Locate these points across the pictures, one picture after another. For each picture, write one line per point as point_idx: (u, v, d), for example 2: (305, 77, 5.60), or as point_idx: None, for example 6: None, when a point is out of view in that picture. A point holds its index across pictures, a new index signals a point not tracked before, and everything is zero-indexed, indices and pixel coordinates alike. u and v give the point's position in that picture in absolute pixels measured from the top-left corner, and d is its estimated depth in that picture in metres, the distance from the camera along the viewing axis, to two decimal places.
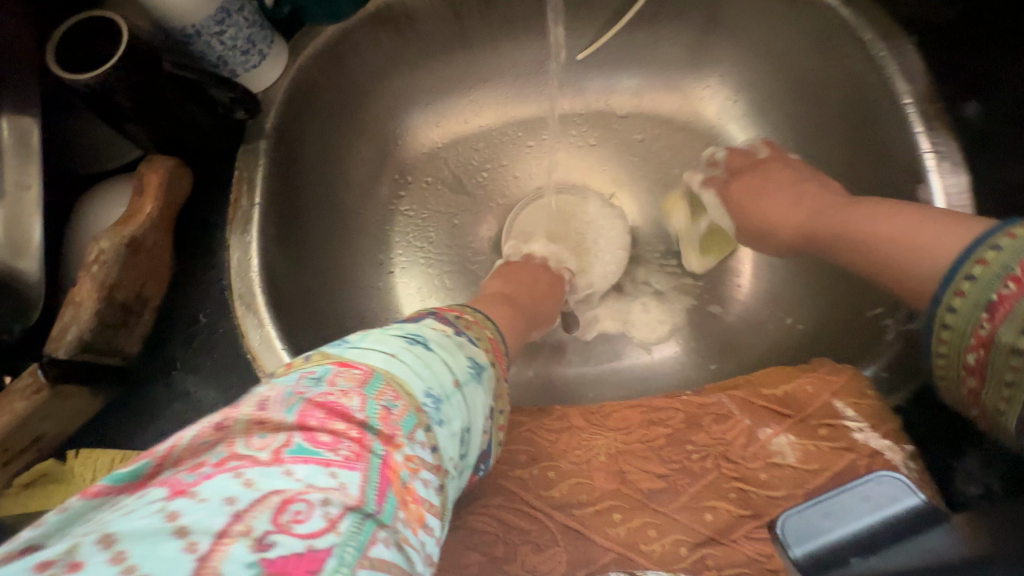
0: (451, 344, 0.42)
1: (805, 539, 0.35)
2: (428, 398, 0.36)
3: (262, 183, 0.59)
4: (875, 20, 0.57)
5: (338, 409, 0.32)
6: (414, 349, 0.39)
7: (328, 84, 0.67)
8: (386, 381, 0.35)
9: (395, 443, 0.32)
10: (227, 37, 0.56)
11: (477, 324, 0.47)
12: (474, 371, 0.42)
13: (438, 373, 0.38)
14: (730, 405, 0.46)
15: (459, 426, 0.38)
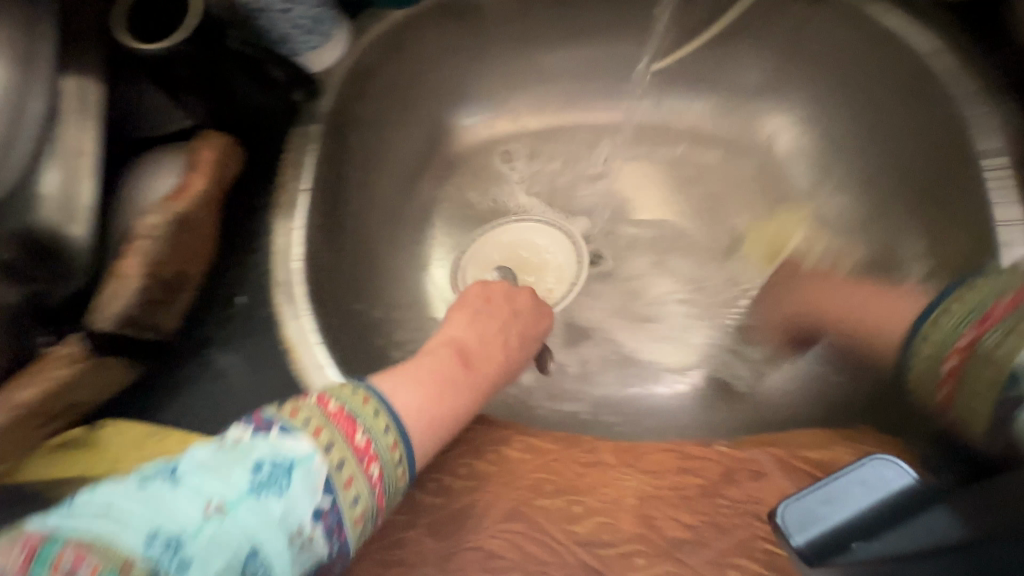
0: (226, 454, 0.33)
1: (805, 528, 0.38)
2: (145, 553, 0.28)
3: (311, 168, 0.58)
4: (971, 71, 0.53)
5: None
6: (153, 484, 0.31)
7: (385, 69, 0.65)
8: (60, 550, 0.27)
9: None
10: (293, 15, 0.55)
11: (314, 403, 0.38)
12: (269, 475, 0.33)
13: (182, 503, 0.30)
14: (770, 465, 0.45)
15: (223, 562, 0.29)
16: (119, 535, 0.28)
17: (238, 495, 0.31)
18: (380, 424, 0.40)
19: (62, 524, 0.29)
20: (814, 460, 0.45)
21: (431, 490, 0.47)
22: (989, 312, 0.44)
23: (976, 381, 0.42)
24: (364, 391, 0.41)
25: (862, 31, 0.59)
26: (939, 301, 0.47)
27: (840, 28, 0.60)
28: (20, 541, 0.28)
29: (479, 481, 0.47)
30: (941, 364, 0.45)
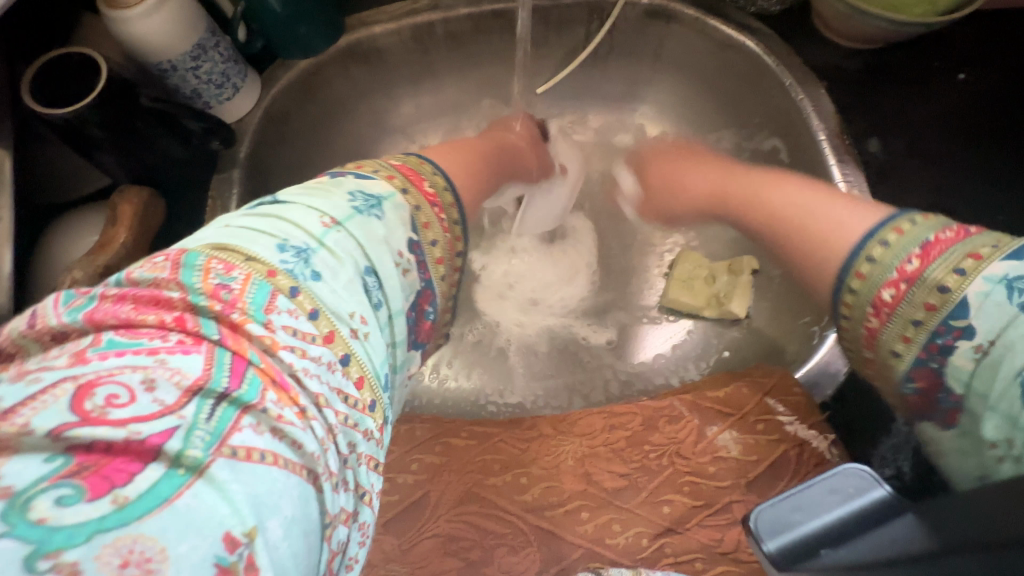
0: (320, 189, 0.37)
1: (782, 532, 0.33)
2: (282, 252, 0.32)
3: (234, 210, 0.61)
4: (793, 65, 0.64)
5: (148, 298, 0.28)
6: (268, 209, 0.35)
7: (297, 112, 0.71)
8: (207, 258, 0.30)
9: (239, 327, 0.28)
10: (202, 71, 0.58)
11: (381, 162, 0.41)
12: (364, 204, 0.36)
13: (299, 219, 0.34)
14: (681, 408, 0.52)
15: (349, 272, 0.33)
16: (253, 248, 0.31)
17: (346, 215, 0.35)
18: (439, 182, 0.43)
19: (192, 244, 0.31)
20: (718, 397, 0.52)
21: (385, 489, 0.49)
22: (942, 237, 0.36)
23: (914, 308, 0.35)
24: (416, 158, 0.44)
25: (708, 41, 0.69)
26: (863, 243, 0.39)
27: (689, 38, 0.70)
28: (159, 255, 0.31)
29: (431, 474, 0.50)
30: (873, 296, 0.37)
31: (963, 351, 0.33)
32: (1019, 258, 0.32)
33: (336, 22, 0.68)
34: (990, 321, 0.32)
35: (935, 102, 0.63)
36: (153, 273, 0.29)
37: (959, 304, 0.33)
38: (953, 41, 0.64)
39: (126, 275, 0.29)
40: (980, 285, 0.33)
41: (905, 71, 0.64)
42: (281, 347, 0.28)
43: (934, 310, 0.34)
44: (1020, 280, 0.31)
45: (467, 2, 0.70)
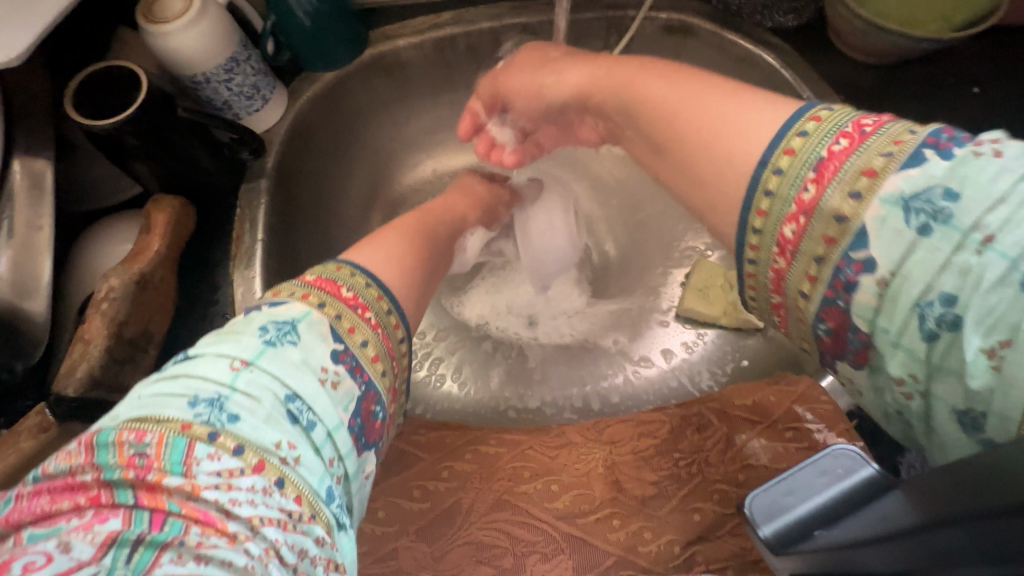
0: (231, 328, 0.37)
1: (773, 516, 0.35)
2: (194, 408, 0.31)
3: (263, 219, 0.62)
4: (811, 79, 0.65)
5: (63, 485, 0.29)
6: (179, 364, 0.35)
7: (322, 123, 0.71)
8: (119, 433, 0.30)
9: (155, 485, 0.29)
10: (235, 83, 0.60)
11: (294, 279, 0.41)
12: (276, 332, 0.36)
13: (210, 366, 0.34)
14: (709, 416, 0.52)
15: (267, 406, 0.33)
16: (164, 409, 0.31)
17: (256, 352, 0.35)
18: (361, 280, 0.43)
19: (108, 421, 0.32)
20: (746, 405, 0.52)
21: (416, 496, 0.49)
22: (842, 144, 0.32)
23: (814, 243, 0.32)
24: (336, 262, 0.43)
25: (724, 55, 0.70)
26: (779, 139, 0.34)
27: (707, 52, 0.71)
28: (73, 442, 0.31)
29: (461, 481, 0.50)
30: (777, 233, 0.34)
31: (865, 286, 0.30)
32: (918, 167, 0.29)
33: (360, 35, 0.69)
34: (888, 248, 0.29)
35: (952, 113, 0.64)
36: (66, 462, 0.30)
37: (857, 231, 0.30)
38: (966, 56, 0.66)
39: (43, 467, 0.30)
40: (879, 210, 0.29)
41: (921, 84, 0.65)
42: (204, 487, 0.29)
43: (836, 244, 0.31)
44: (917, 198, 0.28)
45: (488, 16, 0.71)
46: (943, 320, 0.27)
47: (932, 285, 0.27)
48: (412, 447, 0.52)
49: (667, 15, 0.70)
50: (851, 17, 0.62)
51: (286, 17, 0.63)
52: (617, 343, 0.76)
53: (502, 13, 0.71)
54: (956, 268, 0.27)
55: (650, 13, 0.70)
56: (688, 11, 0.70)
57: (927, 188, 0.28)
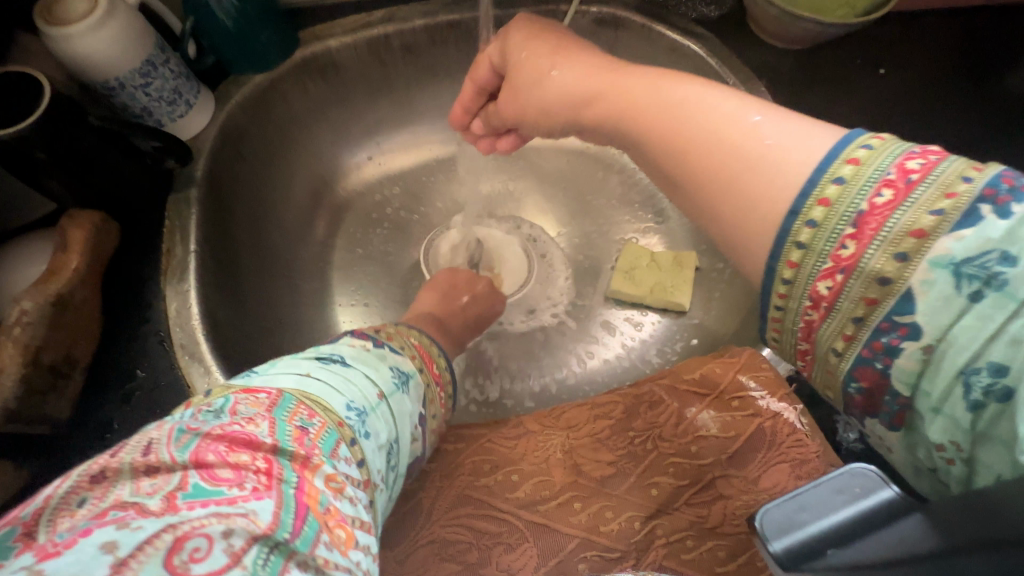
0: (366, 353, 0.45)
1: (786, 532, 0.30)
2: (347, 411, 0.39)
3: (194, 229, 0.59)
4: (735, 66, 0.68)
5: (242, 438, 0.32)
6: (330, 364, 0.42)
7: (257, 128, 0.69)
8: (296, 406, 0.37)
9: (310, 467, 0.33)
10: (152, 88, 0.57)
11: (403, 333, 0.53)
12: (399, 381, 0.45)
13: (359, 384, 0.42)
14: (660, 393, 0.54)
15: (384, 438, 0.41)
16: (329, 402, 0.38)
17: (390, 389, 0.44)
18: (442, 363, 0.54)
19: (285, 384, 0.38)
20: (694, 379, 0.54)
21: None
22: (884, 196, 0.28)
23: (853, 305, 0.29)
24: (418, 331, 0.55)
25: (655, 47, 0.73)
26: (811, 185, 0.31)
27: (638, 44, 0.74)
28: (260, 392, 0.37)
29: (421, 481, 0.49)
30: (809, 289, 0.31)
31: (907, 351, 0.27)
32: (974, 228, 0.26)
33: (289, 36, 0.67)
34: (937, 315, 0.26)
35: (861, 94, 0.69)
36: (254, 408, 0.35)
37: (904, 295, 0.27)
38: (872, 40, 0.70)
39: (231, 405, 0.35)
40: (926, 274, 0.26)
41: (834, 68, 0.70)
42: (341, 486, 0.34)
43: (877, 305, 0.28)
44: (970, 263, 0.25)
45: (421, 14, 0.71)
46: (990, 391, 0.25)
47: (979, 354, 0.25)
48: None
49: (597, 8, 0.72)
50: (766, 5, 0.65)
51: (208, 18, 0.61)
52: (572, 333, 0.77)
53: (435, 10, 0.71)
54: (1005, 338, 0.24)
55: (580, 6, 0.72)
56: (617, 4, 0.72)
57: (983, 251, 0.25)
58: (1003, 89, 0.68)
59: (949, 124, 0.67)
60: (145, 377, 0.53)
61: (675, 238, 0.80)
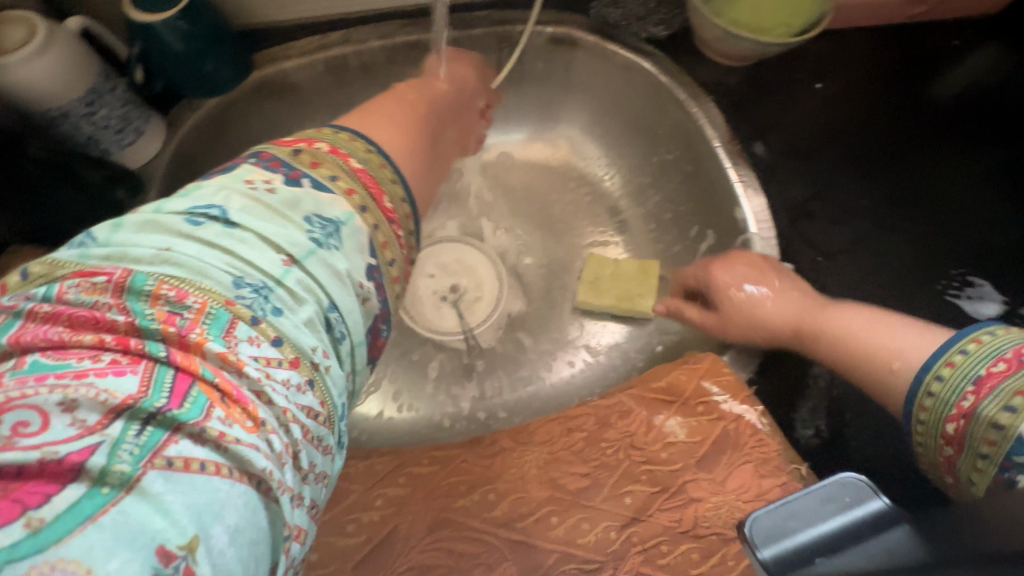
0: (270, 201, 0.37)
1: (774, 539, 0.33)
2: (238, 290, 0.33)
3: None
4: (685, 82, 0.72)
5: (87, 319, 0.29)
6: (207, 224, 0.34)
7: (209, 153, 0.68)
8: (159, 282, 0.31)
9: (194, 346, 0.30)
10: (98, 117, 0.55)
11: (337, 160, 0.41)
12: (322, 232, 0.37)
13: (260, 251, 0.35)
14: (630, 403, 0.55)
15: (309, 311, 0.35)
16: (206, 278, 0.32)
17: (304, 253, 0.36)
18: (399, 194, 0.44)
19: (141, 256, 0.32)
20: (660, 387, 0.56)
21: (351, 531, 0.47)
22: (999, 367, 0.36)
23: (977, 443, 0.35)
24: (378, 157, 0.44)
25: (610, 63, 0.75)
26: (942, 353, 0.40)
27: (593, 61, 0.75)
28: (98, 275, 0.31)
29: (398, 506, 0.49)
30: (943, 431, 0.38)
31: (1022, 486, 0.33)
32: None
33: (243, 59, 0.66)
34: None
35: (800, 106, 0.73)
36: (89, 295, 0.30)
37: (1016, 439, 0.33)
38: (808, 56, 0.75)
39: (57, 290, 0.30)
40: (1023, 432, 0.33)
41: (774, 83, 0.74)
42: (245, 364, 0.31)
43: (998, 448, 0.34)
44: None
45: (379, 34, 0.70)
46: None
47: None
48: (342, 479, 0.51)
49: (552, 28, 0.73)
50: (710, 26, 0.69)
51: (156, 43, 0.58)
52: (542, 345, 0.79)
53: (393, 31, 0.71)
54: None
55: (535, 27, 0.73)
56: (572, 23, 0.74)
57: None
58: (928, 99, 0.74)
59: (883, 132, 0.72)
60: None
61: (638, 246, 0.82)
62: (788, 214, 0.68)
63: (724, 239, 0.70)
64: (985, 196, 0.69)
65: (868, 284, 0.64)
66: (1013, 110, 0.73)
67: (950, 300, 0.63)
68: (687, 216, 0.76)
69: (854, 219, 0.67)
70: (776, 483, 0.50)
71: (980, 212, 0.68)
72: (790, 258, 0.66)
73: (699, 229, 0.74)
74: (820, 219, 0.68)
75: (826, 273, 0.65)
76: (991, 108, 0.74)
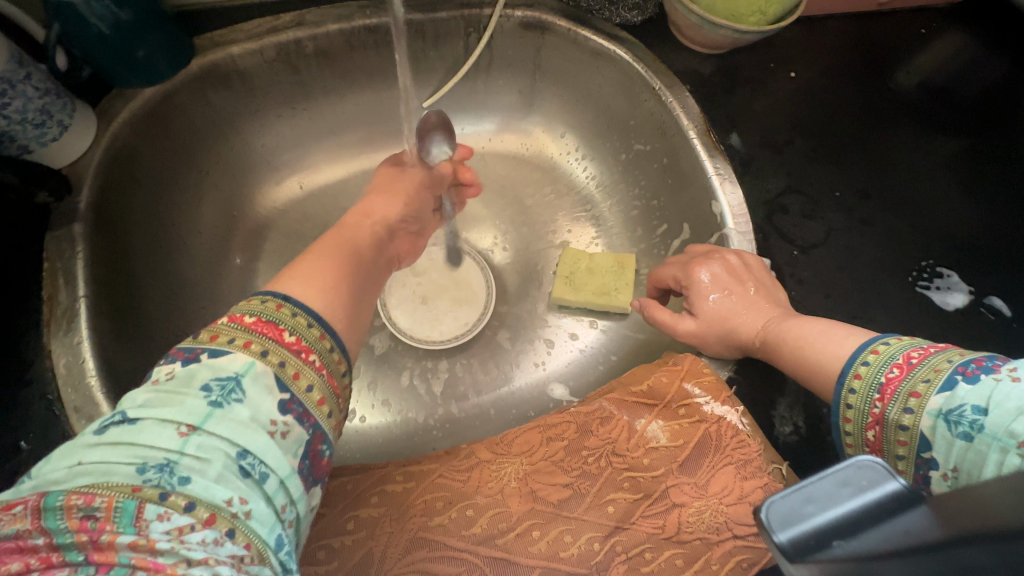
0: (173, 383, 0.33)
1: (793, 524, 0.23)
2: (141, 478, 0.29)
3: (82, 271, 0.52)
4: (660, 71, 0.69)
5: (12, 545, 0.27)
6: (116, 428, 0.31)
7: (149, 149, 0.62)
8: (64, 496, 0.28)
9: (107, 544, 0.27)
10: (11, 110, 0.49)
11: (229, 322, 0.37)
12: (222, 391, 0.33)
13: (156, 432, 0.31)
14: (610, 408, 0.54)
15: (218, 468, 0.31)
16: (110, 475, 0.29)
17: (204, 414, 0.32)
18: (303, 320, 0.39)
19: (53, 479, 0.29)
20: (641, 390, 0.55)
21: (320, 559, 0.44)
22: (894, 372, 0.40)
23: (893, 445, 0.39)
24: (275, 299, 0.39)
25: (582, 50, 0.71)
26: (849, 366, 0.43)
27: (565, 47, 0.71)
28: (14, 505, 0.28)
29: (370, 529, 0.46)
30: (863, 437, 0.42)
31: (935, 479, 0.37)
32: (951, 391, 0.36)
33: (183, 44, 0.60)
34: (945, 453, 0.36)
35: (772, 97, 0.72)
36: (14, 523, 0.27)
37: (921, 438, 0.37)
38: (781, 46, 0.74)
39: None
40: (929, 422, 0.37)
41: (748, 72, 0.72)
42: (157, 542, 0.28)
43: (907, 445, 0.38)
44: (953, 414, 0.36)
45: (335, 17, 0.65)
46: None
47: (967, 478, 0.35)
48: None
49: (521, 12, 0.69)
50: (686, 12, 0.66)
51: (79, 23, 0.52)
52: (521, 345, 0.76)
53: (350, 13, 0.65)
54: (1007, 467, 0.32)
55: (504, 10, 0.68)
56: (542, 7, 0.69)
57: (958, 405, 0.35)
58: (896, 87, 0.74)
59: (854, 122, 0.72)
60: (31, 449, 0.47)
61: (614, 240, 0.80)
62: (763, 209, 0.67)
63: (700, 233, 0.69)
64: (948, 184, 0.70)
65: (841, 278, 0.64)
66: (976, 98, 0.74)
67: (920, 291, 0.64)
68: (661, 210, 0.75)
69: (827, 211, 0.67)
70: (758, 485, 0.49)
71: (944, 201, 0.69)
72: (766, 253, 0.65)
73: (672, 224, 0.73)
74: (794, 212, 0.67)
75: (802, 268, 0.65)
76: (955, 98, 0.74)
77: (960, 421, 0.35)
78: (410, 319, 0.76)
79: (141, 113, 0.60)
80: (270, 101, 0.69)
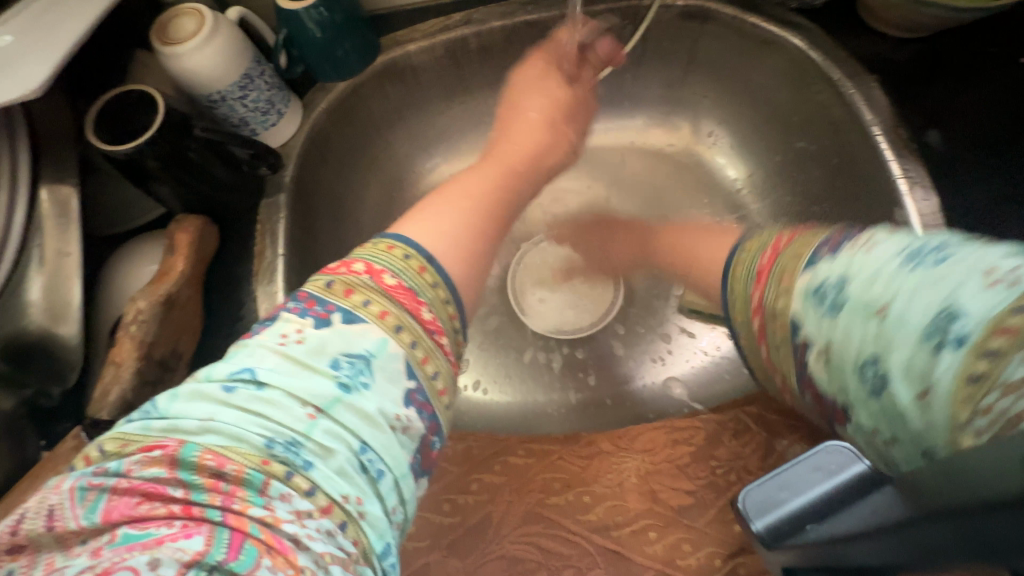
0: (304, 351, 0.35)
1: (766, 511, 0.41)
2: (271, 452, 0.31)
3: (283, 233, 0.63)
4: (842, 60, 0.61)
5: (154, 488, 0.29)
6: (243, 388, 0.33)
7: (339, 133, 0.72)
8: (199, 453, 0.30)
9: (239, 512, 0.29)
10: (248, 100, 0.61)
11: (365, 279, 0.39)
12: (352, 371, 0.35)
13: (286, 406, 0.33)
14: (748, 421, 0.50)
15: (341, 458, 0.32)
16: (242, 442, 0.31)
17: (330, 397, 0.34)
18: (439, 293, 0.42)
19: (187, 429, 0.31)
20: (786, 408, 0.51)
21: (446, 510, 0.48)
22: (767, 255, 0.39)
23: (774, 333, 0.36)
24: (418, 259, 0.42)
25: (747, 39, 0.66)
26: (735, 274, 0.42)
27: (728, 37, 0.67)
28: (154, 447, 0.30)
29: (492, 494, 0.49)
30: (752, 331, 0.39)
31: (812, 361, 0.33)
32: (816, 261, 0.34)
33: (371, 43, 0.68)
34: (815, 329, 0.32)
35: (990, 88, 0.60)
36: (152, 465, 0.30)
37: (792, 321, 0.34)
38: (1008, 27, 0.61)
39: (126, 466, 0.30)
40: (800, 302, 0.33)
41: (959, 59, 0.61)
42: (281, 522, 0.29)
43: (785, 332, 0.35)
44: (817, 289, 0.33)
45: (499, 15, 0.69)
46: (878, 383, 0.28)
47: (856, 358, 0.30)
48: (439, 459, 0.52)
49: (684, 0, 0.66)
50: None
51: (299, 27, 0.62)
52: (648, 345, 0.74)
53: (513, 11, 0.69)
54: (870, 333, 0.29)
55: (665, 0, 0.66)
56: None
57: (822, 281, 0.33)
58: None
59: None
60: None
61: None
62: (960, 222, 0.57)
63: None
64: None
65: None
66: None
67: None
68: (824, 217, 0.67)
69: None
70: None
71: None
72: None
73: None
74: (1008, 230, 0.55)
75: None
76: None
77: (824, 293, 0.32)
78: (539, 305, 0.78)
79: (337, 98, 0.69)
80: (436, 92, 0.76)
